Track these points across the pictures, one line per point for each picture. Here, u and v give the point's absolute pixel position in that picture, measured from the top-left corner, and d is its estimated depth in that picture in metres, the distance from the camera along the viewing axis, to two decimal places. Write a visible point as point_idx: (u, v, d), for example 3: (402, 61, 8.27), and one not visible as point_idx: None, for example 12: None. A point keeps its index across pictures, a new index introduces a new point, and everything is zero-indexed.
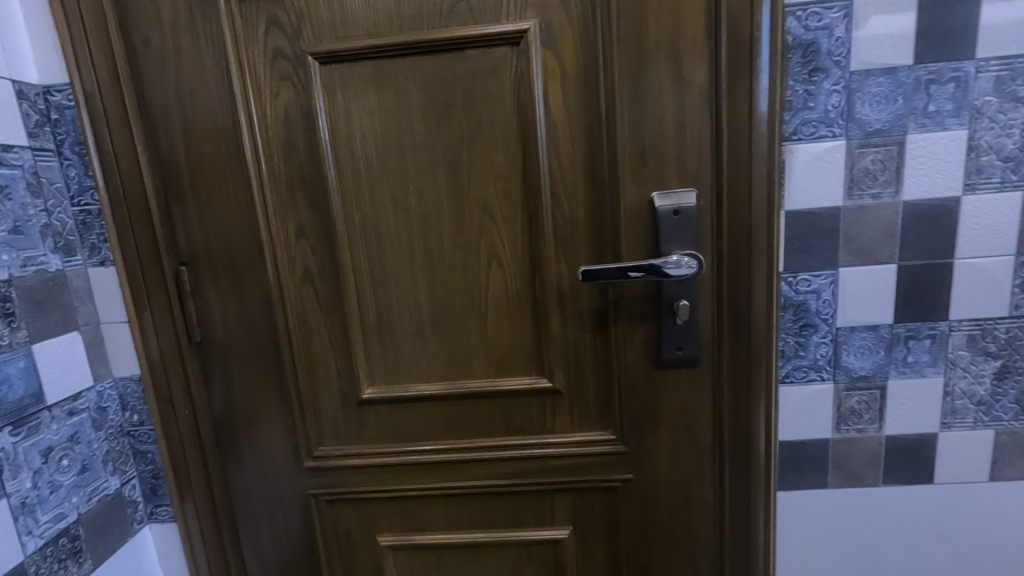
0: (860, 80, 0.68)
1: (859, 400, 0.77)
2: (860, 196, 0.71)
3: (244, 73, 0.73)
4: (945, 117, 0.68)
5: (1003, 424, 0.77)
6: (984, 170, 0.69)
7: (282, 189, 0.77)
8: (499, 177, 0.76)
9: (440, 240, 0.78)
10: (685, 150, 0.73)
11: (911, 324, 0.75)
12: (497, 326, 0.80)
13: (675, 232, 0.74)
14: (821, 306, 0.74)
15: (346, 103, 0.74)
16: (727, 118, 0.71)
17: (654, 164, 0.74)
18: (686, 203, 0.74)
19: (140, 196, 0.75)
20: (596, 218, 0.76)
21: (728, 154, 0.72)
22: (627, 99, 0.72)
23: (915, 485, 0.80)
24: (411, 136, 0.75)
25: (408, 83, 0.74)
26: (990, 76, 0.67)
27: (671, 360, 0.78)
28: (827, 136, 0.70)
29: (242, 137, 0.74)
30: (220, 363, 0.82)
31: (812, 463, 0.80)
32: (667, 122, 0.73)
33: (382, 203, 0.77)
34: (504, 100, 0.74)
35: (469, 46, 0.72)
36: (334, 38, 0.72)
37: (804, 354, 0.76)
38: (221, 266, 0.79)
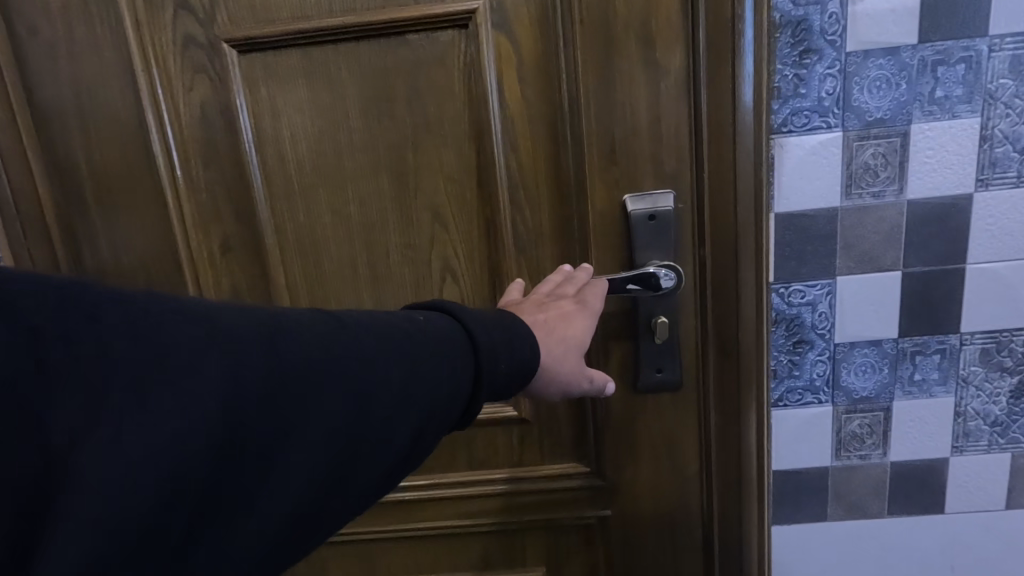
0: (857, 62, 0.60)
1: (861, 424, 0.69)
2: (859, 195, 0.63)
3: (150, 65, 0.64)
4: (955, 104, 0.60)
5: (1021, 447, 0.69)
6: (998, 163, 0.61)
7: (203, 196, 0.68)
8: (451, 180, 0.67)
9: (386, 254, 0.69)
10: (661, 146, 0.64)
11: (918, 338, 0.66)
12: None
13: (652, 241, 0.66)
14: (817, 319, 0.66)
15: (272, 97, 0.65)
16: (708, 107, 0.62)
17: (626, 162, 0.65)
18: (663, 207, 0.65)
19: (36, 207, 0.67)
20: (563, 224, 0.67)
21: (710, 149, 0.63)
22: (595, 88, 0.63)
23: (924, 516, 0.72)
24: (347, 134, 0.66)
25: (342, 74, 0.64)
26: (1005, 56, 0.59)
27: (651, 384, 0.69)
28: (820, 127, 0.61)
29: (151, 139, 0.65)
30: None
31: (809, 494, 0.71)
32: (639, 114, 0.64)
33: (318, 212, 0.68)
34: (453, 92, 0.65)
35: (410, 30, 0.63)
36: (253, 23, 0.63)
37: (799, 375, 0.68)
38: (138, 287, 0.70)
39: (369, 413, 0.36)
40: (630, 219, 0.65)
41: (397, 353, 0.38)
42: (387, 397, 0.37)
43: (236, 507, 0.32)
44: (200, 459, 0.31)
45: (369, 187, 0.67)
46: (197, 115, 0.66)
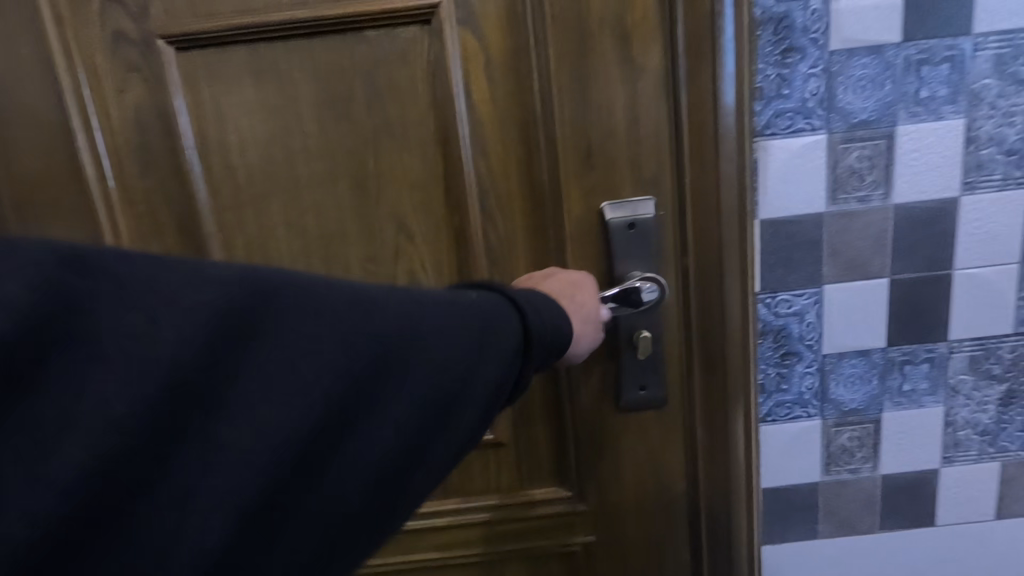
0: (841, 61, 0.57)
1: (851, 437, 0.66)
2: (845, 200, 0.60)
3: (77, 67, 0.61)
4: (940, 105, 0.58)
5: (1011, 456, 0.67)
6: (983, 166, 0.59)
7: (152, 206, 0.66)
8: (416, 187, 0.63)
9: (348, 267, 0.65)
10: (641, 150, 0.61)
11: (907, 347, 0.64)
12: None
13: (631, 250, 0.62)
14: (805, 330, 0.63)
15: (215, 99, 0.62)
16: (686, 107, 0.59)
17: (604, 167, 0.61)
18: (643, 215, 0.62)
19: None
20: (536, 234, 0.63)
21: (689, 152, 0.60)
22: (569, 88, 0.59)
23: (915, 529, 0.69)
24: (302, 140, 0.62)
25: (295, 76, 0.60)
26: (989, 55, 0.57)
27: (634, 402, 0.66)
28: (805, 130, 0.58)
29: (78, 144, 0.63)
30: None
31: (800, 512, 0.68)
32: (617, 116, 0.60)
33: (270, 224, 0.64)
34: (416, 93, 0.60)
35: (367, 26, 0.59)
36: (194, 21, 0.59)
37: (787, 389, 0.65)
38: None
39: (435, 402, 0.38)
40: (608, 227, 0.62)
41: (467, 335, 0.39)
42: (449, 385, 0.38)
43: (328, 477, 0.35)
44: (286, 448, 0.33)
45: (328, 197, 0.63)
46: (134, 119, 0.63)
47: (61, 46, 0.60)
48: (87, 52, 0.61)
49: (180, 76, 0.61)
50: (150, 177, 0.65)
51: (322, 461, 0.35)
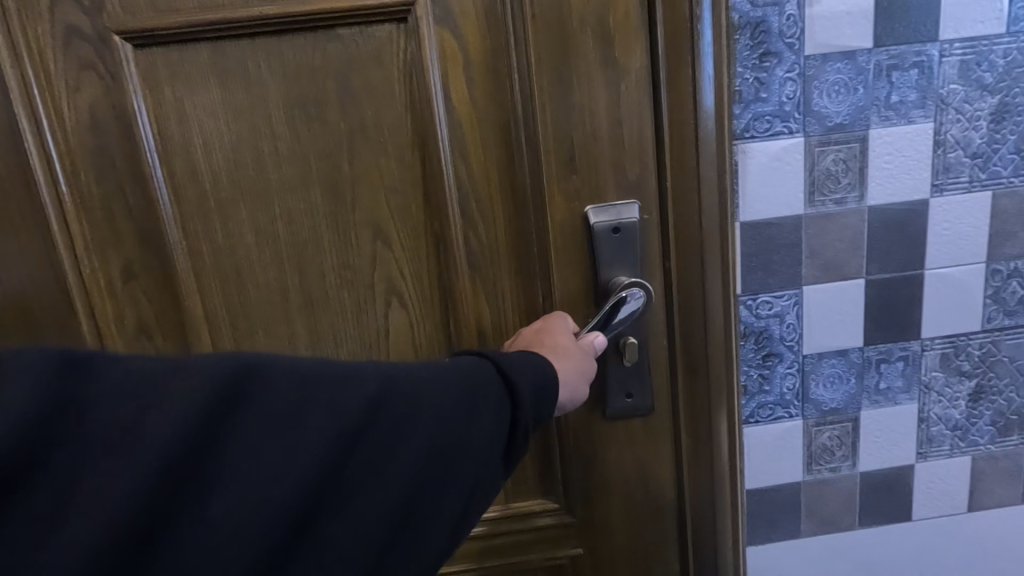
0: (817, 66, 0.58)
1: (831, 435, 0.67)
2: (823, 203, 0.61)
3: (25, 66, 0.57)
4: (910, 109, 0.59)
5: (981, 449, 0.69)
6: (951, 168, 0.61)
7: (112, 213, 0.62)
8: (394, 192, 0.61)
9: (322, 277, 0.63)
10: (619, 153, 0.60)
11: (882, 346, 0.65)
12: None
13: (615, 252, 0.62)
14: (785, 331, 0.64)
15: (179, 100, 0.59)
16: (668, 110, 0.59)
17: (583, 171, 0.60)
18: (627, 216, 0.61)
19: None
20: (516, 239, 0.62)
21: (671, 155, 0.59)
22: (548, 92, 0.58)
23: (893, 525, 0.71)
24: (271, 143, 0.60)
25: (262, 75, 0.58)
26: (955, 61, 0.58)
27: (620, 410, 0.65)
28: (783, 132, 0.59)
29: (27, 149, 0.59)
30: None
31: (783, 511, 0.69)
32: (598, 119, 0.59)
33: (239, 232, 0.62)
34: (393, 95, 0.59)
35: (339, 23, 0.57)
36: (153, 15, 0.56)
37: (769, 390, 0.65)
38: (24, 321, 0.64)
39: (433, 465, 0.38)
40: (591, 232, 0.61)
41: (459, 396, 0.40)
42: (441, 461, 0.38)
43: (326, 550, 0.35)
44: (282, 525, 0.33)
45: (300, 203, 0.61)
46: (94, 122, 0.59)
47: (8, 42, 0.57)
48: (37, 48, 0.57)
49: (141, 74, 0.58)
50: (108, 184, 0.61)
51: (318, 539, 0.35)
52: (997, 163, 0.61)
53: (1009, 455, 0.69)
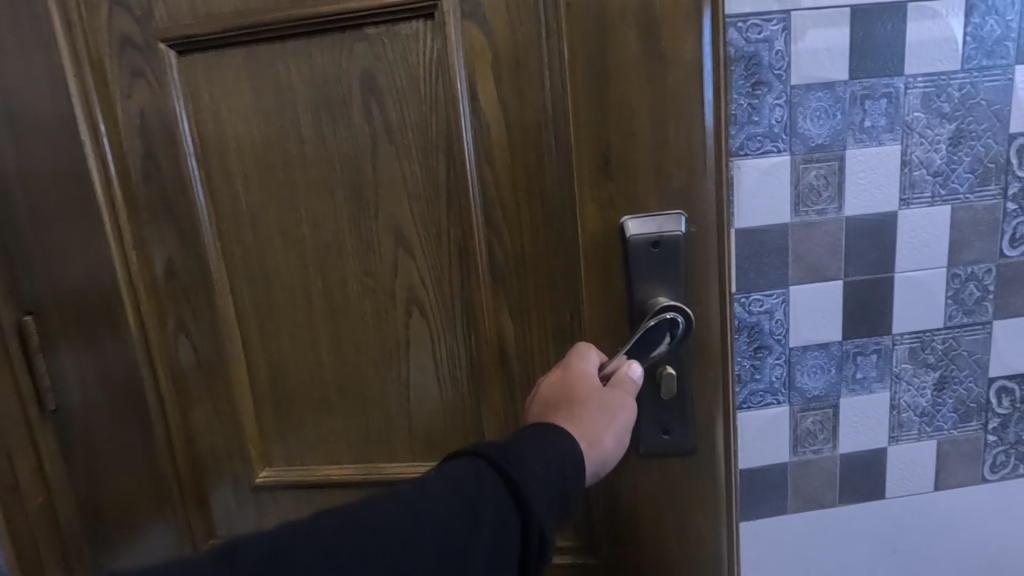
0: (801, 94, 0.67)
1: (814, 420, 0.75)
2: (806, 213, 0.69)
3: (85, 75, 0.64)
4: (880, 133, 0.68)
5: (945, 434, 0.77)
6: (916, 185, 0.70)
7: (158, 212, 0.68)
8: (417, 200, 0.65)
9: (344, 285, 0.68)
10: (664, 157, 0.59)
11: (859, 340, 0.73)
12: (420, 388, 0.70)
13: (654, 275, 0.61)
14: (774, 326, 0.72)
15: (215, 104, 0.65)
16: (696, 106, 0.58)
17: (624, 178, 0.60)
18: (670, 233, 0.60)
19: None
20: (553, 246, 0.63)
21: (694, 151, 0.59)
22: (586, 99, 0.59)
23: (869, 503, 0.79)
24: (299, 144, 0.65)
25: (293, 78, 0.64)
26: (918, 92, 0.68)
27: (654, 446, 0.64)
28: (772, 151, 0.68)
29: (86, 151, 0.65)
30: (82, 433, 0.70)
31: (771, 489, 0.77)
32: (637, 123, 0.59)
33: (269, 234, 0.68)
34: (418, 96, 0.63)
35: (367, 23, 0.62)
36: (195, 21, 0.63)
37: (760, 378, 0.73)
38: (76, 315, 0.68)
39: None
40: (628, 245, 0.60)
41: (452, 509, 0.40)
42: None
43: None
44: None
45: (331, 208, 0.66)
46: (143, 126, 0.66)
47: (71, 53, 0.64)
48: (98, 59, 0.64)
49: (182, 75, 0.65)
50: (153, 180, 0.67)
51: None
52: (955, 181, 0.70)
53: (969, 439, 0.78)
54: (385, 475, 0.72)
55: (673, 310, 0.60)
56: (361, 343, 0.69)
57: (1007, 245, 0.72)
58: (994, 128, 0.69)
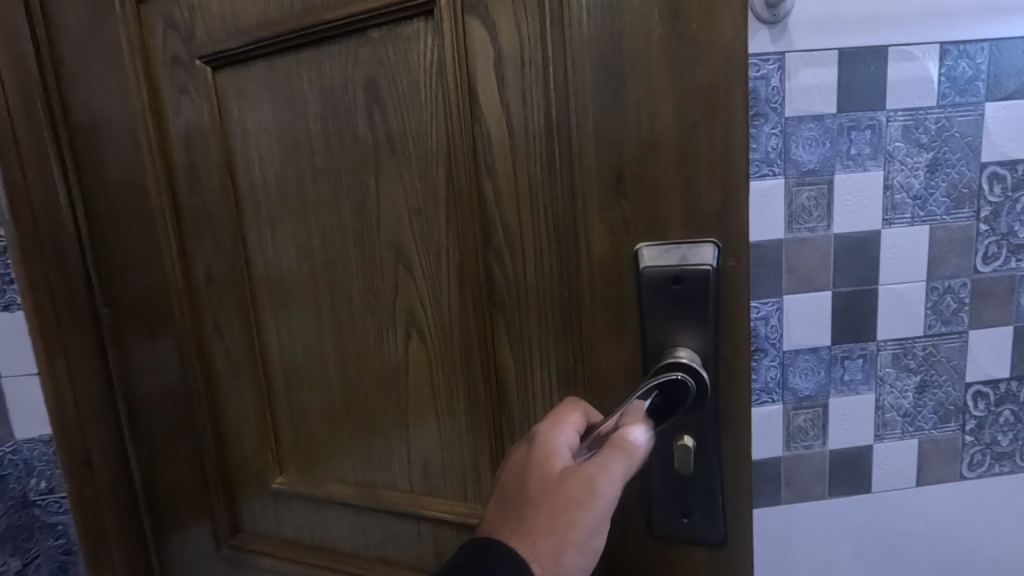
0: (794, 125, 0.75)
1: (805, 418, 0.83)
2: (799, 230, 0.78)
3: (145, 91, 0.66)
4: (865, 160, 0.77)
5: (926, 433, 0.85)
6: (897, 207, 0.78)
7: (199, 218, 0.68)
8: (417, 214, 0.57)
9: (349, 301, 0.63)
10: (692, 169, 0.42)
11: (846, 345, 0.81)
12: (420, 422, 0.61)
13: (671, 316, 0.43)
14: (769, 331, 0.80)
15: (243, 118, 0.64)
16: (739, 100, 0.40)
17: (636, 198, 0.43)
18: (695, 265, 0.42)
19: (48, 230, 0.68)
20: (552, 279, 0.50)
21: (733, 160, 0.41)
22: (594, 92, 0.43)
23: (857, 496, 0.86)
24: (310, 158, 0.62)
25: (304, 87, 0.60)
26: (899, 125, 0.76)
27: (666, 526, 0.47)
28: (768, 174, 0.76)
29: (147, 160, 0.68)
30: (144, 422, 0.74)
31: (766, 481, 0.84)
32: (658, 125, 0.42)
33: (285, 246, 0.65)
34: (421, 101, 0.54)
35: (369, 25, 0.55)
36: (225, 34, 0.61)
37: (755, 378, 0.81)
38: (137, 312, 0.71)
39: None
40: (640, 281, 0.44)
41: None
42: None
43: None
44: None
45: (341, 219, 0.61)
46: (187, 136, 0.67)
47: (135, 72, 0.66)
48: (150, 73, 0.66)
49: (213, 88, 0.64)
50: (193, 189, 0.67)
51: None
52: (933, 204, 0.78)
53: (948, 438, 0.85)
54: (383, 502, 0.65)
55: (689, 360, 0.43)
56: (362, 364, 0.64)
57: (981, 262, 0.80)
58: (968, 157, 0.77)
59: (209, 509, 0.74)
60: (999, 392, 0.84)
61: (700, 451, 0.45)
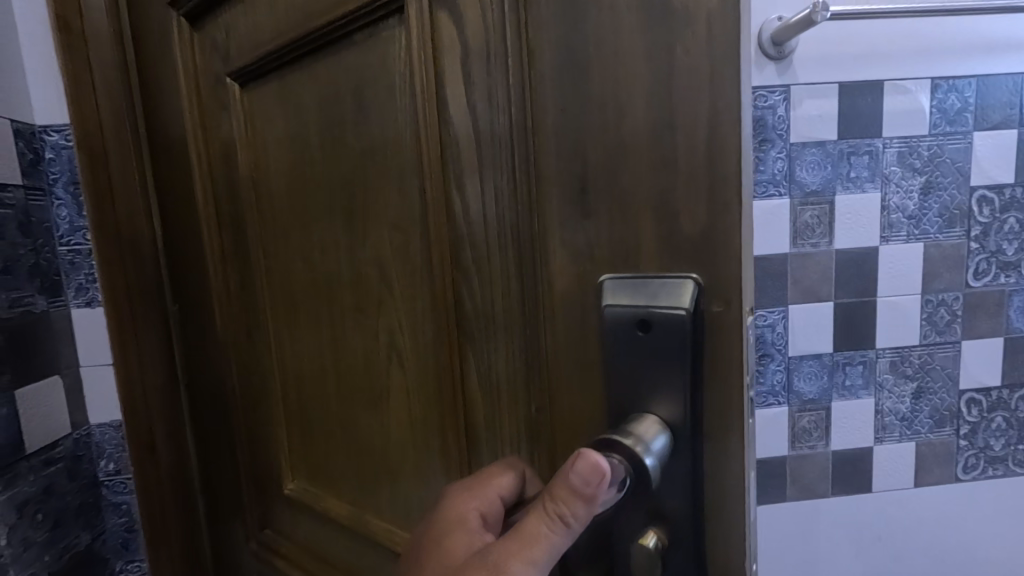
0: (798, 150, 0.83)
1: (809, 420, 0.89)
2: (803, 245, 0.85)
3: (195, 106, 0.68)
4: (863, 182, 0.84)
5: (922, 436, 0.91)
6: (894, 225, 0.85)
7: (230, 226, 0.68)
8: (395, 228, 0.50)
9: (343, 317, 0.58)
10: (672, 181, 0.31)
11: (847, 353, 0.88)
12: (402, 452, 0.54)
13: (639, 371, 0.33)
14: (775, 337, 0.87)
15: (264, 131, 0.62)
16: (732, 90, 0.29)
17: (604, 218, 0.33)
18: (666, 306, 0.31)
19: (121, 236, 0.75)
20: (517, 313, 0.39)
21: (722, 169, 0.29)
22: (550, 83, 0.33)
23: (858, 494, 0.92)
24: (311, 168, 0.57)
25: (306, 95, 0.56)
26: (894, 151, 0.84)
27: None
28: (775, 194, 0.84)
29: (192, 170, 0.70)
30: (198, 413, 0.79)
31: (773, 478, 0.90)
32: (627, 123, 0.31)
33: (292, 255, 0.62)
34: (396, 106, 0.47)
35: (352, 28, 0.48)
36: (252, 50, 0.59)
37: (763, 381, 0.88)
38: (191, 312, 0.76)
39: None
40: (602, 324, 0.34)
41: None
42: None
43: None
44: None
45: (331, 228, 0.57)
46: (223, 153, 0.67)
47: (190, 86, 0.68)
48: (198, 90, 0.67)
49: (244, 106, 0.63)
50: (229, 207, 0.68)
51: None
52: (926, 224, 0.85)
53: (943, 442, 0.91)
54: (369, 530, 0.59)
55: (650, 437, 0.31)
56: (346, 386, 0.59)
57: (972, 276, 0.87)
58: (958, 181, 0.84)
59: (242, 505, 0.77)
60: (991, 399, 0.90)
61: (675, 556, 0.33)
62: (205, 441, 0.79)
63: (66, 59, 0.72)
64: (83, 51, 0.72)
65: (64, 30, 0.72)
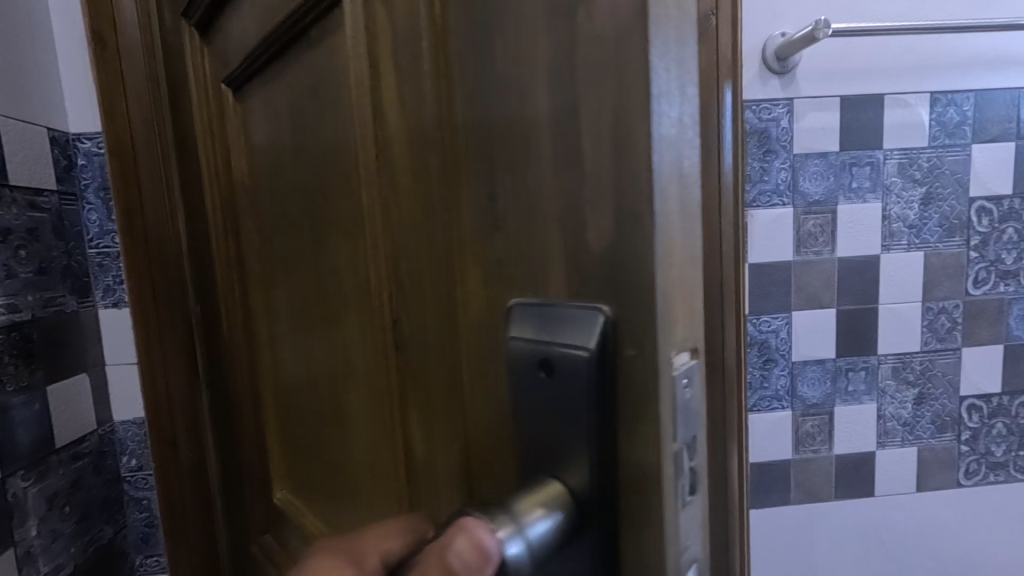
0: (802, 161, 0.86)
1: (813, 424, 0.91)
2: (806, 253, 0.87)
3: (207, 113, 0.69)
4: (865, 193, 0.86)
5: (924, 442, 0.92)
6: (895, 234, 0.88)
7: (235, 231, 0.68)
8: (344, 239, 0.43)
9: (311, 333, 0.51)
10: (578, 183, 0.22)
11: (850, 359, 0.90)
12: (357, 489, 0.47)
13: (547, 433, 0.24)
14: (780, 343, 0.89)
15: (254, 136, 0.59)
16: (640, 52, 0.19)
17: (512, 228, 0.25)
18: (570, 343, 0.23)
19: (150, 241, 0.78)
20: (437, 348, 0.31)
21: (632, 168, 0.20)
22: (459, 63, 0.26)
23: (861, 498, 0.93)
24: (287, 170, 0.52)
25: (280, 93, 0.51)
26: (894, 162, 0.86)
27: None
28: (778, 204, 0.86)
29: (206, 177, 0.71)
30: (216, 414, 0.80)
31: (777, 481, 0.92)
32: (532, 106, 0.23)
33: (275, 262, 0.57)
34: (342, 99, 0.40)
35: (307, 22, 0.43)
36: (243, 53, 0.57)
37: (767, 385, 0.90)
38: (210, 315, 0.77)
39: None
40: (509, 361, 0.26)
41: None
42: None
43: None
44: None
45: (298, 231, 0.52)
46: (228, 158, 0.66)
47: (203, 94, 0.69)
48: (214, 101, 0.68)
49: (239, 111, 0.62)
50: (233, 213, 0.67)
51: None
52: (927, 233, 0.88)
53: (945, 447, 0.92)
54: None
55: (527, 519, 0.22)
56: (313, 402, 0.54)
57: (972, 285, 0.89)
58: (958, 192, 0.87)
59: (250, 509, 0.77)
60: (992, 405, 0.92)
61: None
62: (222, 441, 0.80)
63: (99, 70, 0.76)
64: (116, 62, 0.75)
65: (98, 42, 0.75)
